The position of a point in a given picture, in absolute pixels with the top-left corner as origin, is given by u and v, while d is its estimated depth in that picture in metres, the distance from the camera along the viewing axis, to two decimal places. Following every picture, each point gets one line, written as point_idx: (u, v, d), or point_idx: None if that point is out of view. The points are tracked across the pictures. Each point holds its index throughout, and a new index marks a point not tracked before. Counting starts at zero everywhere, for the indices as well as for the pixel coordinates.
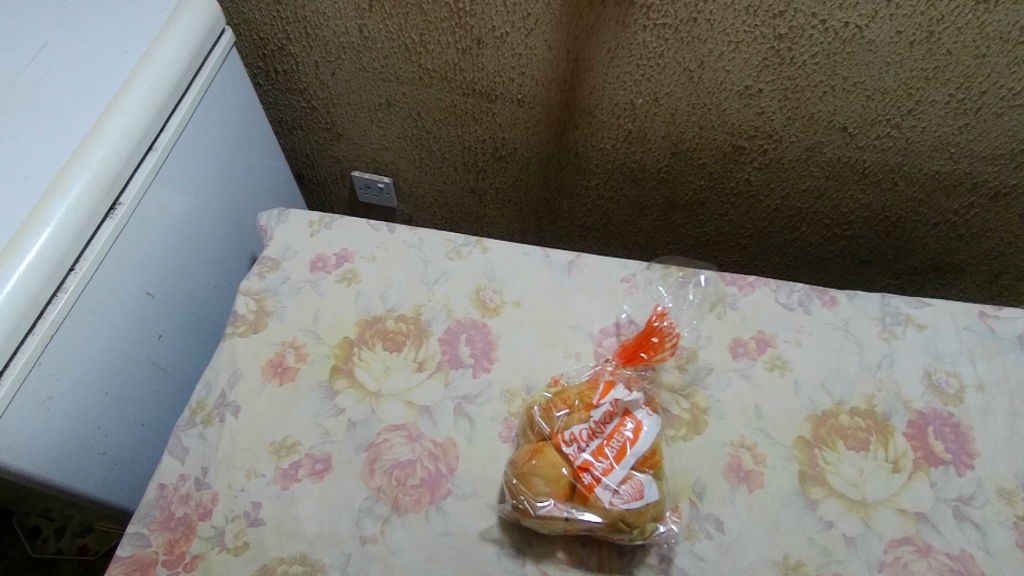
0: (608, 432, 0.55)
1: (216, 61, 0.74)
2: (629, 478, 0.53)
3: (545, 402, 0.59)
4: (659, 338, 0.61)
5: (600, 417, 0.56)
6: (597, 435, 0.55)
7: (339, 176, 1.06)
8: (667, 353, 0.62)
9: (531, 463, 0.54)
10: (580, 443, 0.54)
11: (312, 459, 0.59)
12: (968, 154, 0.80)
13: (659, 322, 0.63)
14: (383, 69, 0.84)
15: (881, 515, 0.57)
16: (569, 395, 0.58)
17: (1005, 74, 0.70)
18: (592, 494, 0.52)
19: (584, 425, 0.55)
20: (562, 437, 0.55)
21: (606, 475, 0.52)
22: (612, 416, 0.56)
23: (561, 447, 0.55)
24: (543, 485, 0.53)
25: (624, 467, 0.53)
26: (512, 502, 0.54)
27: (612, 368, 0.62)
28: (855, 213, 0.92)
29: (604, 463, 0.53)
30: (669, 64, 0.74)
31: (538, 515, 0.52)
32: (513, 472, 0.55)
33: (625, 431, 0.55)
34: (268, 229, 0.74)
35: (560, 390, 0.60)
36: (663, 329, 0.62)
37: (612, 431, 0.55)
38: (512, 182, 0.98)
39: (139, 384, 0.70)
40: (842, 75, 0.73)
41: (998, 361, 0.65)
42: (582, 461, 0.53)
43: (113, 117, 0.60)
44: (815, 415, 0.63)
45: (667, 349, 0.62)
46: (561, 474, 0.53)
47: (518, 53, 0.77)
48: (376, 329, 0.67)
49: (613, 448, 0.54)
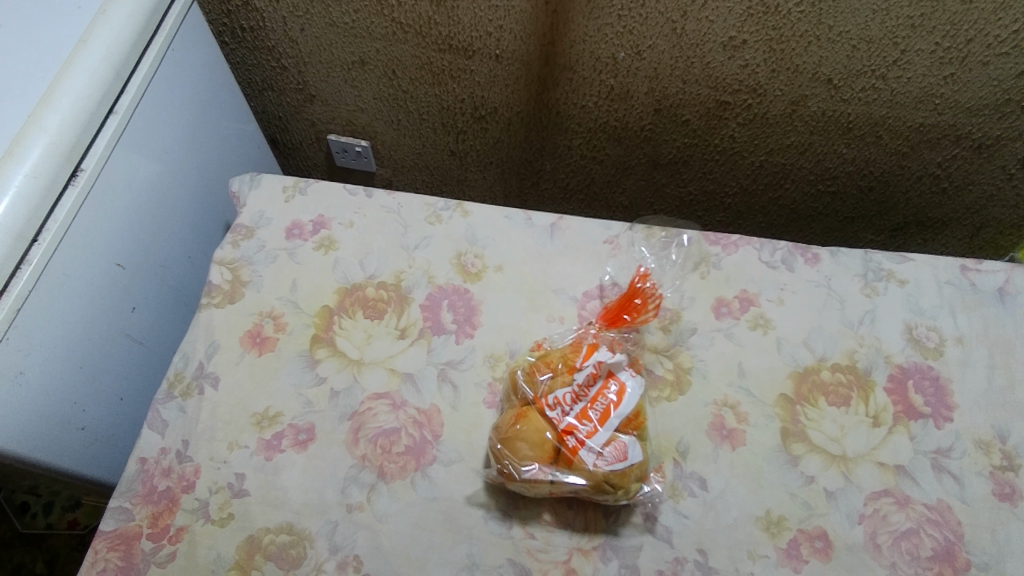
0: (592, 395, 0.55)
1: (176, 19, 0.70)
2: (613, 440, 0.53)
3: (528, 367, 0.58)
4: (642, 300, 0.61)
5: (583, 381, 0.55)
6: (580, 398, 0.54)
7: (315, 140, 1.03)
8: (651, 315, 0.61)
9: (515, 428, 0.54)
10: (563, 407, 0.54)
11: (295, 429, 0.59)
12: (953, 105, 0.79)
13: (642, 283, 0.62)
14: (355, 25, 0.80)
15: (861, 469, 0.58)
16: (551, 359, 0.58)
17: (993, 21, 0.68)
18: (576, 456, 0.52)
19: (568, 389, 0.55)
20: (546, 401, 0.55)
21: (590, 438, 0.52)
22: (595, 379, 0.56)
23: (545, 411, 0.54)
24: (527, 449, 0.52)
25: (608, 429, 0.53)
26: (497, 467, 0.54)
27: (595, 331, 0.62)
28: (839, 169, 0.91)
29: (588, 426, 0.53)
30: (651, 14, 0.72)
31: (523, 479, 0.52)
32: (498, 438, 0.55)
33: (609, 394, 0.54)
34: (241, 195, 0.71)
35: (543, 354, 0.59)
36: (645, 290, 0.61)
37: (596, 394, 0.55)
38: (493, 143, 0.96)
39: (114, 358, 0.68)
40: (827, 24, 0.71)
41: (978, 314, 0.66)
42: (566, 425, 0.53)
43: (69, 77, 0.57)
44: (797, 372, 0.63)
45: (650, 311, 0.61)
46: (545, 438, 0.53)
47: (494, 5, 0.74)
48: (356, 297, 0.66)
49: (597, 411, 0.54)
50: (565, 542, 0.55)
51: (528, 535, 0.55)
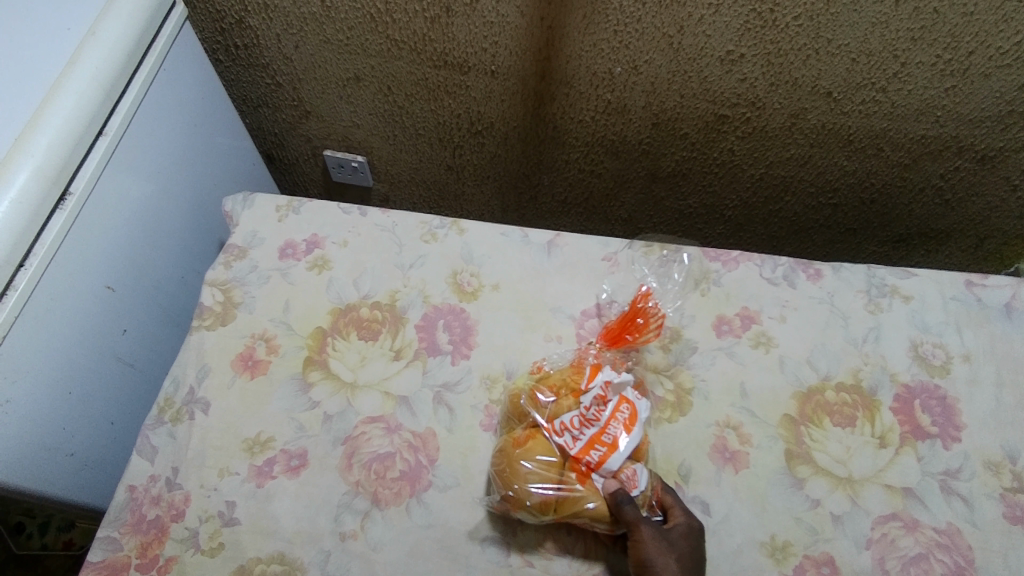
0: (603, 418, 0.53)
1: (168, 38, 0.70)
2: (626, 468, 0.52)
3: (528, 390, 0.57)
4: (644, 320, 0.60)
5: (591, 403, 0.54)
6: (592, 423, 0.53)
7: (311, 156, 1.02)
8: (652, 335, 0.60)
9: (523, 451, 0.52)
10: (572, 432, 0.52)
11: (287, 455, 0.57)
12: (954, 117, 0.78)
13: (644, 303, 0.61)
14: (349, 42, 0.80)
15: (868, 492, 0.57)
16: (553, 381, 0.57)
17: (993, 33, 0.67)
18: (588, 483, 0.52)
19: (578, 413, 0.53)
20: (552, 425, 0.53)
21: (602, 463, 0.52)
22: (606, 402, 0.54)
23: (552, 434, 0.53)
24: (538, 474, 0.51)
25: (621, 456, 0.52)
26: (504, 492, 0.52)
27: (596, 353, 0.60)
28: (840, 181, 0.90)
29: (599, 451, 0.52)
30: (648, 29, 0.71)
31: (530, 501, 0.51)
32: (500, 461, 0.53)
33: (619, 418, 0.53)
34: (234, 215, 0.71)
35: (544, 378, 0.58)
36: (648, 309, 0.60)
37: (608, 419, 0.53)
38: (490, 158, 0.95)
39: (104, 381, 0.67)
40: (826, 37, 0.70)
41: (984, 330, 0.64)
42: (576, 450, 0.52)
43: (57, 100, 0.56)
44: (801, 392, 0.62)
45: (651, 331, 0.60)
46: (553, 460, 0.52)
47: (489, 21, 0.74)
48: (350, 317, 0.65)
49: (609, 436, 0.52)
50: (564, 570, 0.53)
51: (527, 564, 0.53)
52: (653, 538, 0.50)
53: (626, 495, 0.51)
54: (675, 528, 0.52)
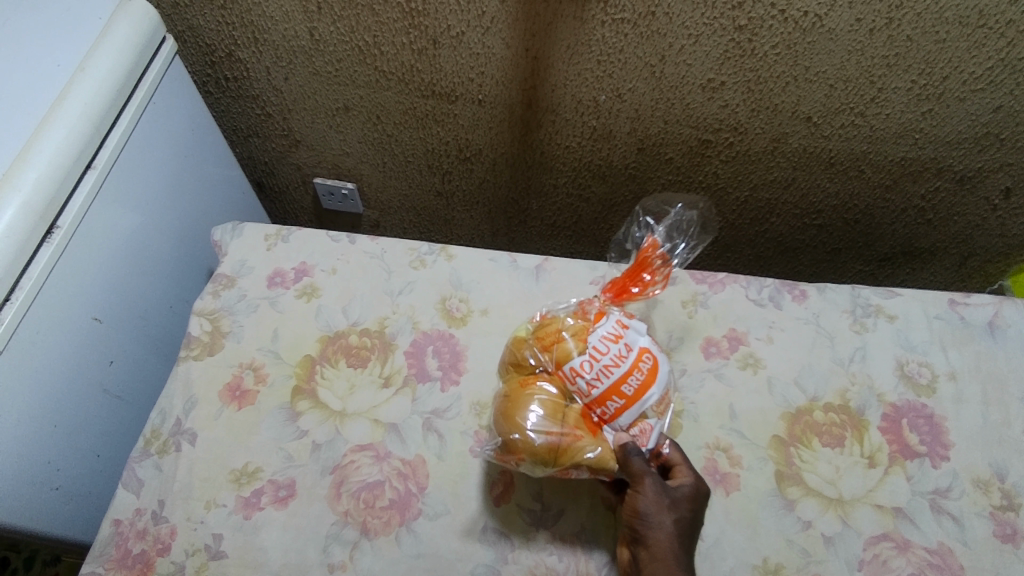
0: (623, 368, 0.52)
1: (158, 72, 0.71)
2: (639, 422, 0.53)
3: (544, 333, 0.56)
4: (650, 274, 0.61)
5: (612, 353, 0.53)
6: (611, 372, 0.52)
7: (301, 184, 1.03)
8: (653, 289, 0.61)
9: (533, 397, 0.52)
10: (587, 379, 0.52)
11: (275, 485, 0.57)
12: (932, 140, 0.80)
13: (654, 254, 0.61)
14: (338, 73, 0.81)
15: (859, 512, 0.57)
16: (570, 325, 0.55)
17: (967, 59, 0.69)
18: (599, 433, 0.52)
19: (594, 361, 0.52)
20: (569, 369, 0.53)
21: (617, 415, 0.52)
22: (627, 352, 0.53)
23: (568, 380, 0.53)
24: (548, 419, 0.51)
25: (636, 408, 0.52)
26: (508, 434, 0.51)
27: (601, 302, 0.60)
28: (823, 203, 0.92)
29: (617, 403, 0.52)
30: (630, 59, 0.73)
31: (534, 446, 0.50)
32: (507, 403, 0.53)
33: (640, 371, 0.53)
34: (223, 244, 0.71)
35: (559, 321, 0.57)
36: (655, 262, 0.61)
37: (629, 369, 0.53)
38: (479, 184, 0.96)
39: (92, 414, 0.66)
40: (803, 65, 0.72)
41: (969, 349, 0.65)
42: (591, 399, 0.52)
43: (45, 136, 0.57)
44: (789, 413, 0.62)
45: (655, 285, 0.61)
46: (563, 407, 0.52)
47: (475, 53, 0.75)
48: (339, 345, 0.65)
49: (629, 388, 0.52)
50: None
51: None
52: (655, 494, 0.50)
53: (636, 448, 0.51)
54: (679, 488, 0.52)
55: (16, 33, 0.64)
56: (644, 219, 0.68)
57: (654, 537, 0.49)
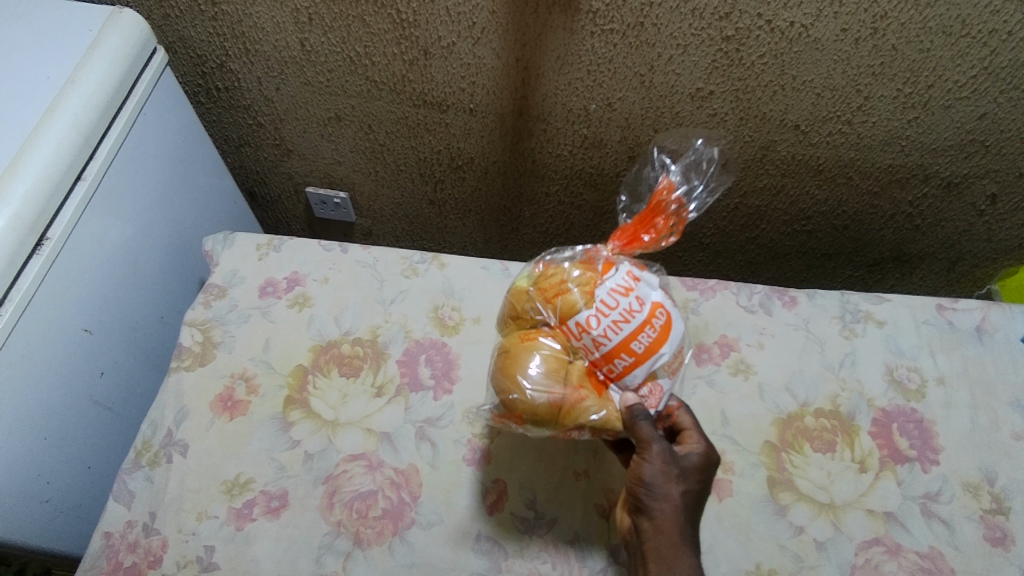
0: (635, 323, 0.48)
1: (149, 83, 0.71)
2: (650, 381, 0.49)
3: (547, 283, 0.51)
4: (663, 220, 0.57)
5: (622, 308, 0.48)
6: (621, 328, 0.47)
7: (294, 193, 1.03)
8: (665, 236, 0.58)
9: (534, 355, 0.49)
10: (593, 336, 0.48)
11: (267, 496, 0.57)
12: (918, 147, 0.81)
13: (667, 199, 0.58)
14: (329, 83, 0.81)
15: (850, 517, 0.57)
16: (575, 275, 0.51)
17: (951, 67, 0.70)
18: (604, 392, 0.49)
19: (602, 317, 0.48)
20: (574, 324, 0.48)
21: (625, 374, 0.48)
22: (639, 306, 0.48)
23: (573, 336, 0.49)
24: (549, 378, 0.48)
25: (647, 367, 0.48)
26: (507, 392, 0.49)
27: (610, 251, 0.57)
28: (813, 209, 0.93)
29: (626, 361, 0.48)
30: (620, 68, 0.73)
31: (534, 406, 0.48)
32: (507, 359, 0.50)
33: (653, 328, 0.48)
34: (214, 254, 0.71)
35: (564, 271, 0.51)
36: (668, 207, 0.58)
37: (641, 325, 0.48)
38: (471, 192, 0.96)
39: (82, 425, 0.66)
40: (791, 74, 0.72)
41: (957, 353, 0.66)
42: (598, 357, 0.48)
43: (35, 149, 0.58)
44: (780, 418, 0.62)
45: (667, 231, 0.58)
46: (567, 364, 0.49)
47: (466, 63, 0.76)
48: (331, 354, 0.65)
49: (640, 345, 0.48)
50: None
51: None
52: (665, 465, 0.49)
53: (643, 412, 0.48)
54: (687, 458, 0.51)
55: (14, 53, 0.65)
56: (660, 158, 0.64)
57: (658, 509, 0.49)
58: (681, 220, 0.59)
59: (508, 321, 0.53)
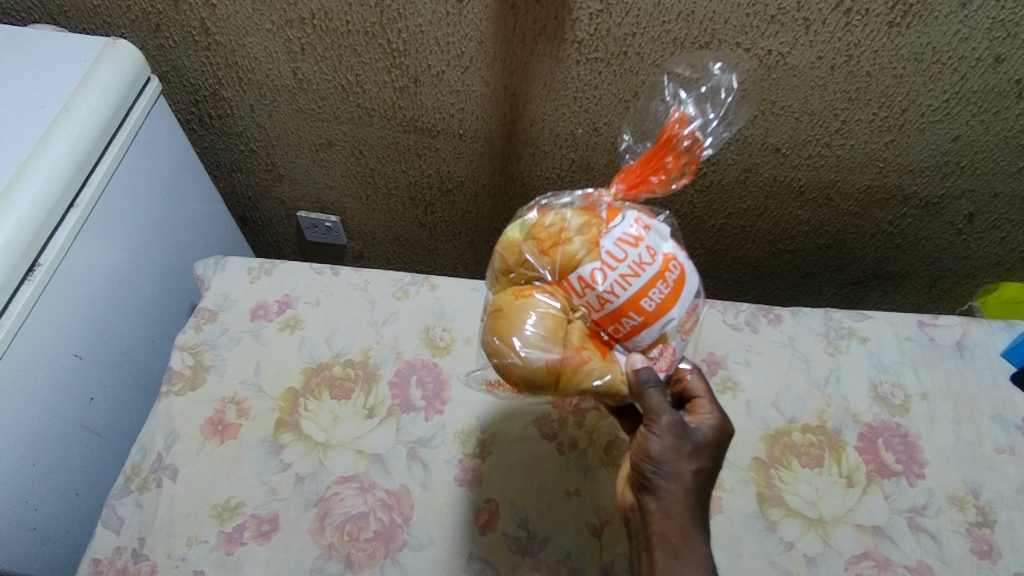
0: (646, 277, 0.43)
1: (142, 111, 0.72)
2: (660, 343, 0.46)
3: (544, 232, 0.46)
4: (673, 159, 0.52)
5: (631, 260, 0.44)
6: (630, 283, 0.43)
7: (285, 217, 1.04)
8: (676, 177, 0.53)
9: (532, 313, 0.44)
10: (599, 291, 0.43)
11: (258, 520, 0.56)
12: (896, 168, 0.83)
13: (679, 133, 0.52)
14: (321, 110, 0.83)
15: (839, 532, 0.58)
16: (576, 223, 0.46)
17: (924, 92, 0.73)
18: (609, 354, 0.46)
19: (609, 271, 0.43)
20: (577, 279, 0.44)
21: (635, 333, 0.44)
22: (651, 258, 0.44)
23: (575, 291, 0.44)
24: (548, 338, 0.44)
25: (658, 326, 0.44)
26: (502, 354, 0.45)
27: (612, 195, 0.52)
28: (796, 229, 0.95)
29: (635, 320, 0.44)
30: (605, 95, 0.75)
31: (532, 369, 0.44)
32: (501, 317, 0.46)
33: (665, 283, 0.44)
34: (205, 279, 0.72)
35: (564, 217, 0.47)
36: (680, 142, 0.52)
37: (653, 279, 0.43)
38: (461, 215, 0.98)
39: (71, 452, 0.65)
40: (770, 99, 0.75)
41: (939, 369, 0.67)
42: (604, 316, 0.44)
43: (29, 176, 0.58)
44: (768, 434, 0.63)
45: (677, 172, 0.53)
46: (567, 324, 0.45)
47: (455, 90, 0.77)
48: (322, 376, 0.65)
49: (651, 302, 0.43)
50: None
51: None
52: (678, 440, 0.48)
53: (653, 378, 0.46)
54: (699, 432, 0.50)
55: (10, 84, 0.66)
56: (674, 92, 0.61)
57: (668, 489, 0.48)
58: (695, 157, 0.54)
59: (499, 275, 0.49)
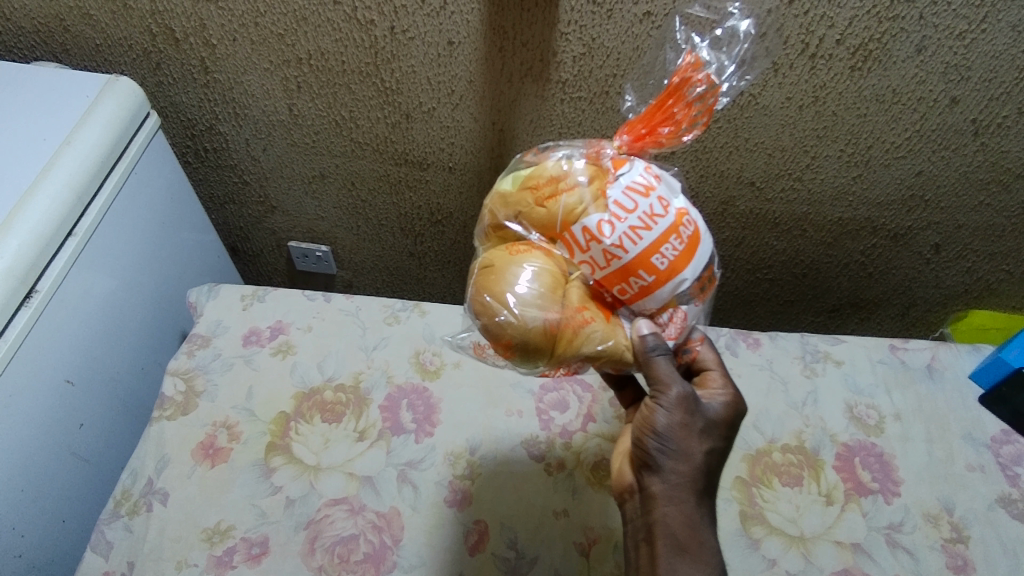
0: (656, 233, 0.41)
1: (140, 145, 0.74)
2: (668, 308, 0.44)
3: (544, 180, 0.44)
4: (681, 108, 0.49)
5: (641, 212, 0.42)
6: (640, 238, 0.41)
7: (276, 247, 1.06)
8: (685, 128, 0.50)
9: (529, 270, 0.43)
10: (606, 246, 0.41)
11: (248, 543, 0.57)
12: (864, 202, 0.88)
13: (691, 80, 0.49)
14: (315, 144, 0.86)
15: (820, 549, 0.59)
16: (580, 174, 0.44)
17: (887, 130, 0.78)
18: (610, 318, 0.44)
19: (616, 223, 0.41)
20: (581, 232, 0.42)
21: (645, 293, 0.43)
22: (662, 212, 0.42)
23: (579, 246, 0.42)
24: (545, 297, 0.42)
25: (669, 287, 0.42)
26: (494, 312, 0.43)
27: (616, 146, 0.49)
28: (772, 259, 0.99)
29: (645, 280, 0.42)
30: (588, 131, 0.79)
31: (527, 329, 0.42)
32: (496, 273, 0.44)
33: (679, 239, 0.42)
34: (199, 305, 0.73)
35: (567, 167, 0.44)
36: (690, 91, 0.49)
37: (664, 234, 0.41)
38: (450, 245, 1.00)
39: (59, 479, 0.65)
40: (743, 136, 0.80)
41: (911, 390, 0.70)
42: (610, 274, 0.42)
43: (30, 206, 0.60)
44: (749, 454, 0.65)
45: (688, 122, 0.50)
46: (566, 283, 0.44)
47: (446, 126, 0.81)
48: (314, 401, 0.66)
49: (662, 261, 0.41)
50: None
51: None
52: (688, 417, 0.49)
53: (658, 345, 0.45)
54: (711, 409, 0.51)
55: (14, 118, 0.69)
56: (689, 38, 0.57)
57: (657, 496, 0.50)
58: (707, 106, 0.51)
59: (490, 231, 0.47)
